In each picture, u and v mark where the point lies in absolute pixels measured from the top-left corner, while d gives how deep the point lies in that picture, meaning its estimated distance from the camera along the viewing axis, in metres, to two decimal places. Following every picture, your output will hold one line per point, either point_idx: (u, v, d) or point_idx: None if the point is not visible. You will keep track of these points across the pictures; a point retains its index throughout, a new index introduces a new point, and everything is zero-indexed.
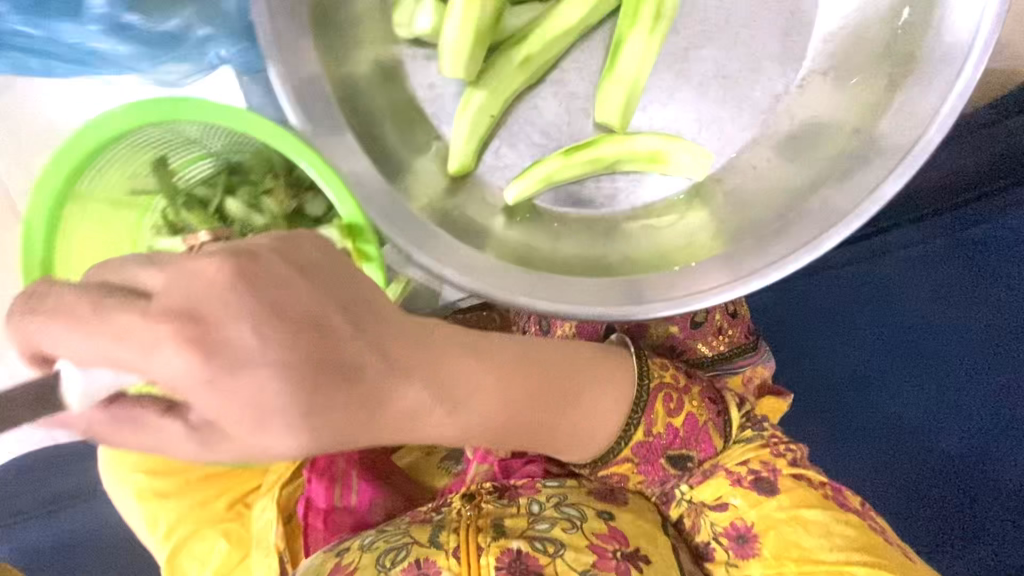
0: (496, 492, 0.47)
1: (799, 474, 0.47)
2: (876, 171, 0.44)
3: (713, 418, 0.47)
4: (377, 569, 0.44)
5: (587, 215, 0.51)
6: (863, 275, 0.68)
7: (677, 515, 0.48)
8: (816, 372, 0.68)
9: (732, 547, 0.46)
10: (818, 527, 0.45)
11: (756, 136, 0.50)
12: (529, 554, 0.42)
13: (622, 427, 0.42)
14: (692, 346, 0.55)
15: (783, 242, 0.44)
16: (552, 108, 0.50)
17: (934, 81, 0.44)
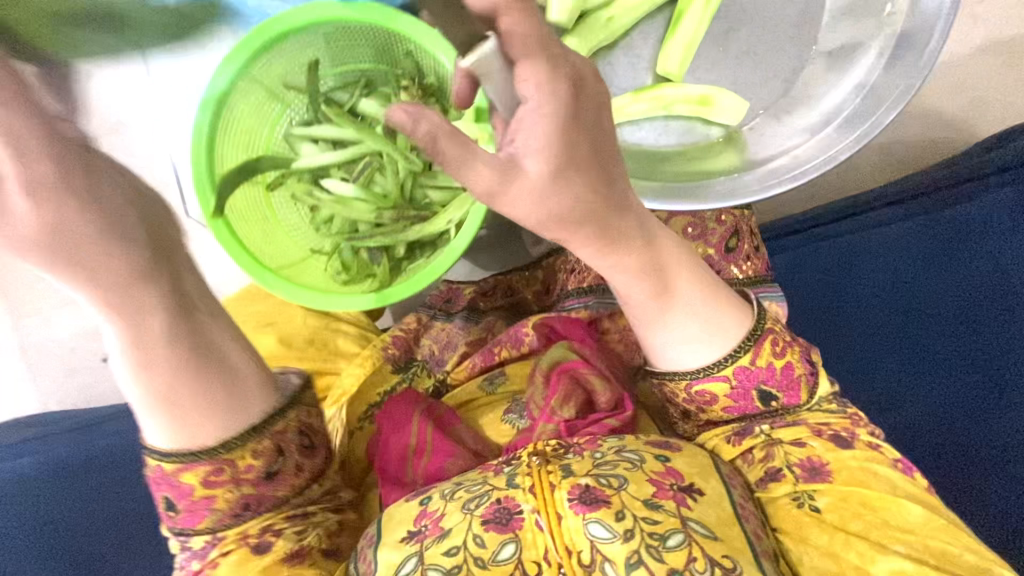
0: (562, 448, 0.53)
1: (876, 446, 0.59)
2: (841, 143, 0.69)
3: (806, 374, 0.61)
4: (459, 510, 0.50)
5: (649, 148, 0.76)
6: (868, 251, 0.85)
7: (755, 445, 0.61)
8: (836, 325, 0.84)
9: (803, 474, 0.59)
10: (886, 481, 0.57)
11: (780, 109, 0.74)
12: (596, 487, 0.48)
13: (735, 347, 0.59)
14: (726, 269, 0.76)
15: (776, 174, 0.69)
16: (622, 66, 0.77)
17: (892, 96, 0.68)
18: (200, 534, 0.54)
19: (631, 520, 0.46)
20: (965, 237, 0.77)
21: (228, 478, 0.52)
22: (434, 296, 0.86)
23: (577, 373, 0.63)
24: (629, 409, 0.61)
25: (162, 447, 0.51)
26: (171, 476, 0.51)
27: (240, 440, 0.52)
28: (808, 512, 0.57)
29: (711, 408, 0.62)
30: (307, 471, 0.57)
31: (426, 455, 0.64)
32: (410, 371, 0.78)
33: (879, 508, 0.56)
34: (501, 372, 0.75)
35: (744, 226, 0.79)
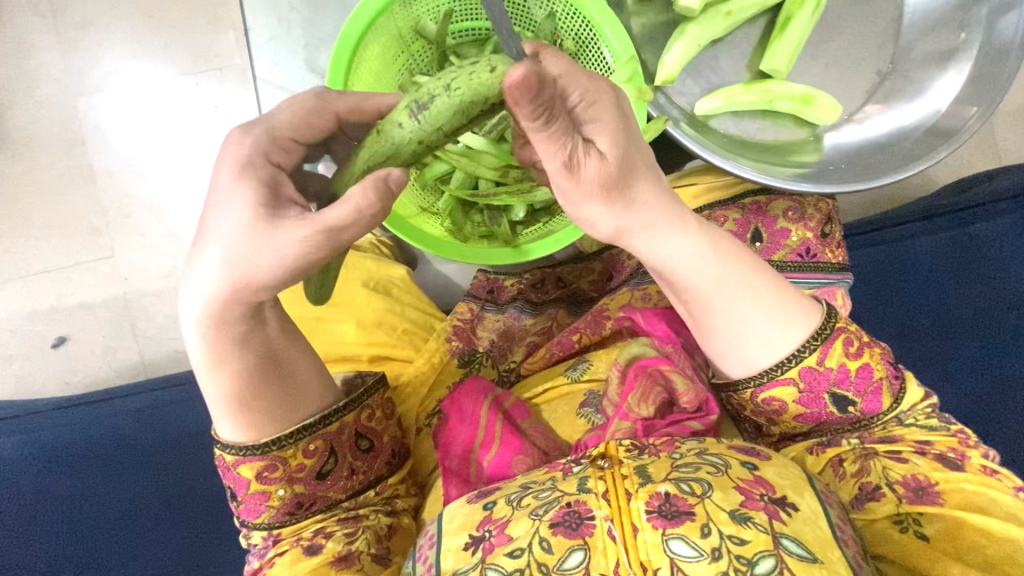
0: (637, 449, 0.50)
1: (990, 470, 0.54)
2: (923, 151, 0.72)
3: (888, 377, 0.56)
4: (527, 514, 0.47)
5: (738, 138, 0.76)
6: (926, 247, 0.85)
7: (843, 458, 0.56)
8: (904, 323, 0.83)
9: (907, 494, 0.53)
10: (1002, 509, 0.52)
11: (857, 118, 0.77)
12: (676, 495, 0.44)
13: (800, 344, 0.54)
14: (814, 247, 0.71)
15: (865, 174, 0.71)
16: (725, 62, 0.76)
17: (961, 111, 0.73)
18: (259, 528, 0.56)
19: (717, 537, 0.42)
20: (993, 244, 0.83)
21: (282, 475, 0.54)
22: (474, 286, 0.82)
23: (658, 372, 0.59)
24: (716, 411, 0.58)
25: (230, 438, 0.53)
26: (229, 469, 0.54)
27: (290, 440, 0.53)
28: (913, 538, 0.52)
29: (783, 417, 0.57)
30: (362, 474, 0.59)
31: (490, 450, 0.62)
32: (474, 363, 0.75)
33: (999, 539, 0.50)
34: (585, 359, 0.71)
35: (836, 216, 0.74)
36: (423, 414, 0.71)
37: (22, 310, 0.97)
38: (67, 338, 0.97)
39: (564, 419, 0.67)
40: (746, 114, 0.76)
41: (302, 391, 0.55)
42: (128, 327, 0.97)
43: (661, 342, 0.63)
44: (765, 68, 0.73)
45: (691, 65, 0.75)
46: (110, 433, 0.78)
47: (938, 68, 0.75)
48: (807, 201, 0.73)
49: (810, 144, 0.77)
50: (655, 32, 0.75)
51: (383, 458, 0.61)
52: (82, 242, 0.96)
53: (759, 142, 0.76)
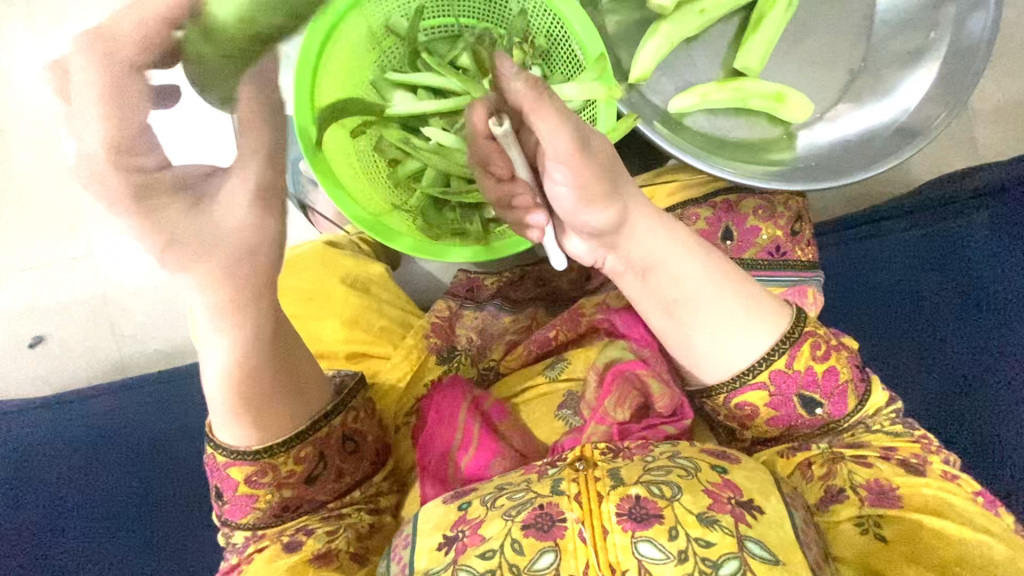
0: (610, 452, 0.51)
1: (950, 476, 0.56)
2: (889, 151, 0.74)
3: (855, 380, 0.58)
4: (501, 516, 0.48)
5: (712, 134, 0.76)
6: (898, 238, 0.89)
7: (812, 459, 0.58)
8: (876, 312, 0.86)
9: (870, 496, 0.55)
10: (960, 511, 0.54)
11: (828, 114, 0.78)
12: (647, 497, 0.45)
13: (769, 347, 0.55)
14: (790, 249, 0.72)
15: (830, 173, 0.73)
16: (698, 59, 0.77)
17: (928, 112, 0.75)
18: (243, 528, 0.56)
19: (683, 539, 0.43)
20: (958, 238, 0.87)
21: (270, 480, 0.54)
22: (454, 285, 0.83)
23: (634, 376, 0.59)
24: (689, 416, 0.58)
25: (231, 442, 0.52)
26: (218, 470, 0.54)
27: (286, 445, 0.53)
28: (874, 539, 0.54)
29: (754, 422, 0.58)
30: (347, 477, 0.59)
31: (468, 451, 0.62)
32: (453, 361, 0.74)
33: (954, 542, 0.52)
34: (563, 358, 0.71)
35: (806, 215, 0.76)
36: (402, 411, 0.71)
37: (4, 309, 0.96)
38: (44, 337, 0.96)
39: (541, 419, 0.67)
40: (721, 112, 0.77)
41: (303, 394, 0.54)
42: (106, 325, 0.96)
43: (640, 346, 0.63)
44: (739, 65, 0.74)
45: (666, 63, 0.76)
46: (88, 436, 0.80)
47: (908, 66, 0.76)
48: (777, 201, 0.74)
49: (784, 141, 0.78)
50: (636, 34, 0.76)
51: (368, 460, 0.61)
52: (54, 238, 0.93)
53: (734, 139, 0.77)
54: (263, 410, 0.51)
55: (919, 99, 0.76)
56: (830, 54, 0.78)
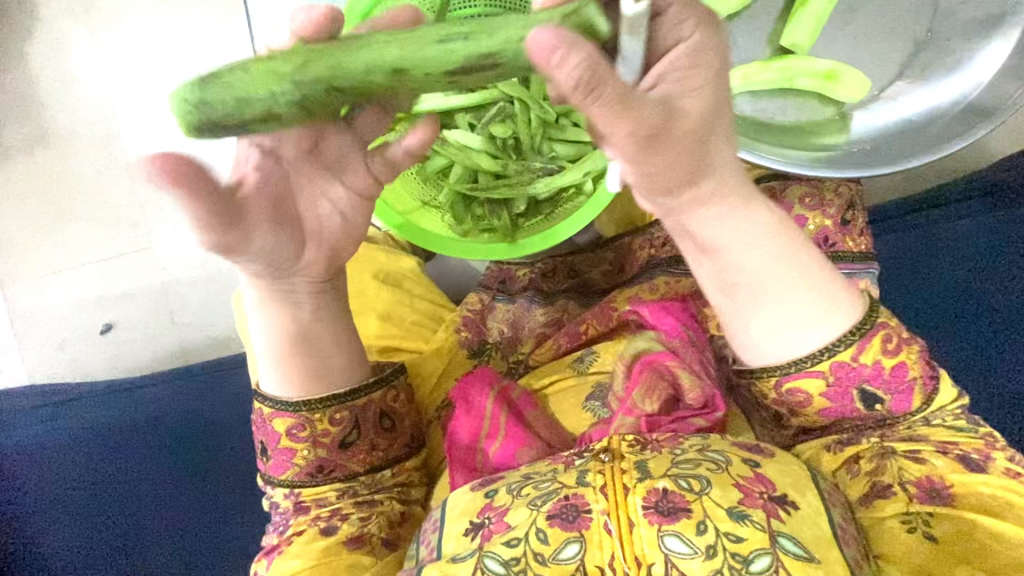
0: (639, 445, 0.50)
1: (1013, 472, 0.52)
2: (953, 135, 0.69)
3: (922, 377, 0.55)
4: (528, 506, 0.48)
5: (756, 118, 0.74)
6: (964, 228, 0.84)
7: (861, 455, 0.55)
8: (946, 308, 0.81)
9: (920, 494, 0.52)
10: (1018, 509, 0.51)
11: (883, 93, 0.74)
12: (674, 491, 0.44)
13: (838, 337, 0.52)
14: (839, 242, 0.69)
15: (887, 160, 0.69)
16: (743, 37, 0.74)
17: (996, 90, 0.70)
18: (281, 486, 0.59)
19: (712, 534, 0.42)
20: None
21: (308, 435, 0.57)
22: (487, 275, 0.83)
23: (661, 366, 0.60)
24: (721, 407, 0.57)
25: (270, 394, 0.56)
26: (264, 423, 0.57)
27: (324, 403, 0.56)
28: (923, 540, 0.51)
29: (804, 410, 0.56)
30: (381, 451, 0.61)
31: (496, 443, 0.63)
32: (484, 355, 0.77)
33: (1014, 544, 0.49)
34: (590, 351, 0.72)
35: (859, 202, 0.72)
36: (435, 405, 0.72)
37: (67, 300, 1.01)
38: (115, 323, 1.01)
39: (570, 411, 0.67)
40: (764, 94, 0.74)
41: (329, 364, 0.56)
42: (166, 312, 1.01)
43: (669, 336, 0.64)
44: (785, 42, 0.72)
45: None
46: (133, 422, 0.82)
47: (977, 38, 0.72)
48: (825, 187, 0.72)
49: (837, 123, 0.75)
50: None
51: (403, 441, 0.63)
52: (115, 231, 1.00)
53: (780, 122, 0.74)
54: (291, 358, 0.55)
55: (992, 74, 0.71)
56: (892, 26, 0.73)
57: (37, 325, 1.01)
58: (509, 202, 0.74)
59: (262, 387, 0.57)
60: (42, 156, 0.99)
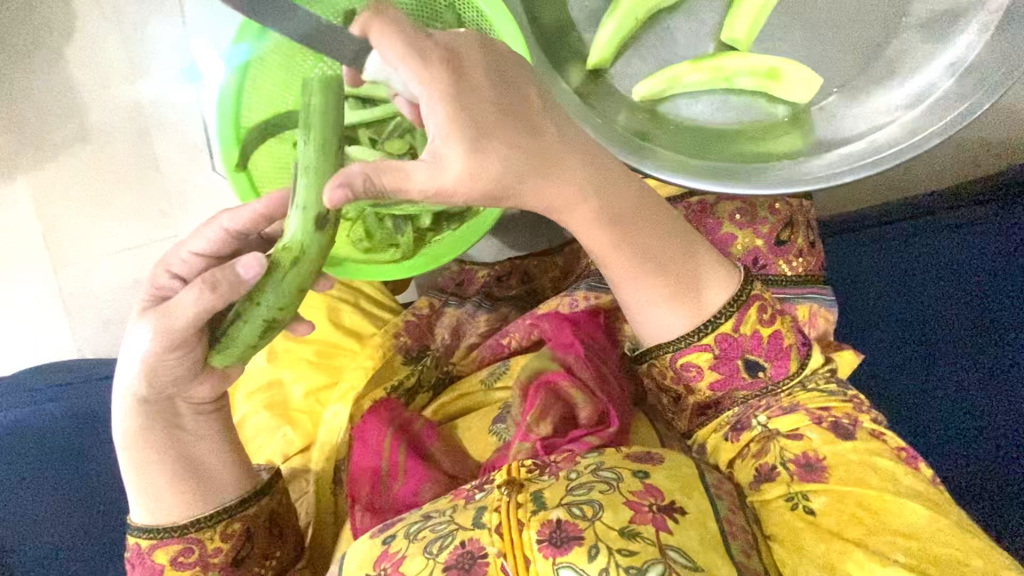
0: (537, 469, 0.51)
1: (876, 432, 0.56)
2: (893, 150, 0.69)
3: (796, 343, 0.59)
4: (424, 554, 0.46)
5: (694, 125, 0.76)
6: (907, 255, 0.83)
7: (749, 440, 0.58)
8: (884, 341, 0.82)
9: (798, 470, 0.55)
10: (886, 473, 0.54)
11: (839, 95, 0.74)
12: (567, 520, 0.44)
13: (719, 308, 0.57)
14: (775, 263, 0.76)
15: (813, 172, 0.70)
16: (680, 29, 0.76)
17: (947, 104, 0.69)
18: None
19: (605, 557, 0.42)
20: (984, 250, 0.80)
21: (196, 559, 0.57)
22: (448, 277, 0.93)
23: (556, 386, 0.60)
24: (615, 423, 0.58)
25: (142, 523, 0.57)
26: (144, 557, 0.56)
27: (210, 520, 0.57)
28: (802, 514, 0.53)
29: (698, 386, 0.59)
30: (276, 559, 0.61)
31: (399, 478, 0.63)
32: (422, 360, 0.82)
33: (880, 511, 0.52)
34: (503, 366, 0.76)
35: (800, 218, 0.78)
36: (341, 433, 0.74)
37: (116, 282, 1.05)
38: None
39: (476, 436, 0.69)
40: (704, 94, 0.76)
41: (213, 487, 0.58)
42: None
43: (565, 352, 0.63)
44: (725, 38, 0.73)
45: (638, 41, 0.76)
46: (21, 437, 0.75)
47: (941, 41, 0.70)
48: (757, 204, 0.77)
49: (787, 124, 0.76)
50: (596, 11, 0.76)
51: (293, 545, 0.63)
52: (146, 223, 1.04)
53: (719, 126, 0.76)
54: (169, 487, 0.57)
55: (947, 84, 0.70)
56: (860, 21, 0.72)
57: (84, 303, 1.06)
58: (416, 219, 0.76)
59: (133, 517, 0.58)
60: (81, 153, 1.02)
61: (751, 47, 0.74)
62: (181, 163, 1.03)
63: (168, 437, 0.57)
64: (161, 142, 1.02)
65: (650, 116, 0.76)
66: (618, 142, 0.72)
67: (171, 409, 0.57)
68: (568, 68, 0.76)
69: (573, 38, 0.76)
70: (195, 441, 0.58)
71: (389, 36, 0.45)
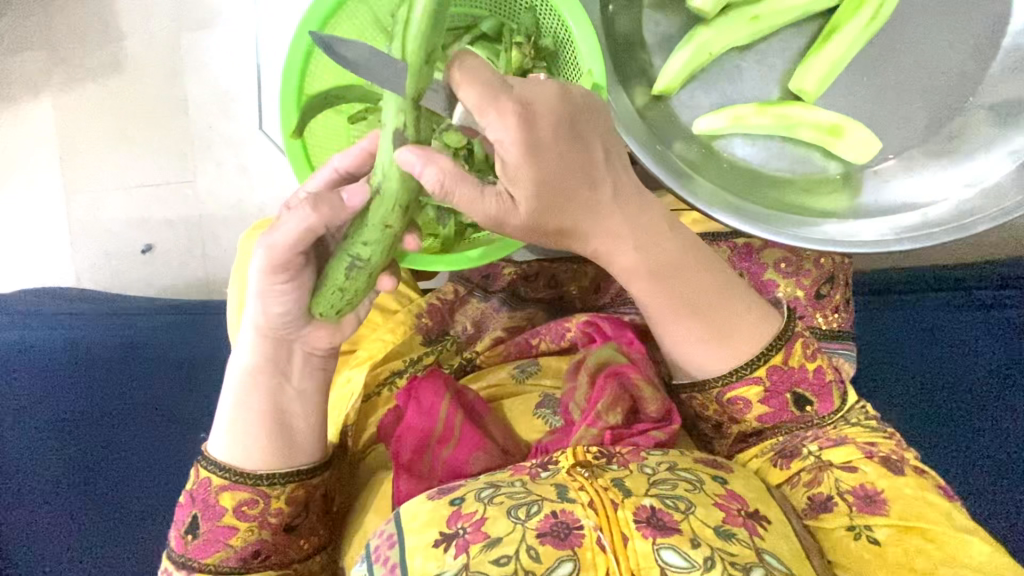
0: (603, 457, 0.52)
1: (922, 470, 0.59)
2: (948, 224, 0.72)
3: (835, 377, 0.62)
4: (509, 519, 0.47)
5: (751, 167, 0.79)
6: (932, 322, 0.88)
7: (800, 469, 0.60)
8: (912, 399, 0.85)
9: (857, 502, 0.57)
10: (939, 508, 0.56)
11: (895, 162, 0.77)
12: (662, 509, 0.46)
13: (771, 341, 0.58)
14: (812, 315, 0.75)
15: (870, 235, 0.73)
16: (749, 70, 0.79)
17: (1003, 187, 0.72)
18: (204, 569, 0.60)
19: (708, 548, 0.43)
20: (997, 325, 0.87)
21: (258, 513, 0.61)
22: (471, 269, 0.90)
23: (624, 379, 0.62)
24: (677, 420, 0.61)
25: (220, 460, 0.61)
26: (209, 495, 0.60)
27: (286, 479, 0.61)
28: (867, 545, 0.56)
29: (744, 418, 0.60)
30: (319, 537, 0.66)
31: (450, 445, 0.63)
32: (440, 344, 0.82)
33: (944, 543, 0.55)
34: (533, 364, 0.78)
35: (843, 275, 0.77)
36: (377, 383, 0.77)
37: (121, 216, 1.08)
38: (154, 246, 1.09)
39: (519, 416, 0.70)
40: (762, 138, 0.79)
41: (295, 446, 0.63)
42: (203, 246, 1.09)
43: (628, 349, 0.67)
44: (793, 86, 0.77)
45: (706, 77, 0.79)
46: (122, 413, 0.85)
47: (1005, 125, 0.74)
48: (805, 256, 0.76)
49: (839, 181, 0.79)
50: (669, 39, 0.78)
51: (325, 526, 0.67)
52: (170, 165, 1.06)
53: (770, 172, 0.79)
54: (258, 431, 0.61)
55: (1004, 171, 0.73)
56: (919, 100, 0.76)
57: (99, 232, 1.09)
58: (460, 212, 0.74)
59: (211, 452, 0.62)
60: (115, 83, 1.05)
61: (817, 101, 0.77)
62: (210, 112, 1.04)
63: (273, 387, 0.62)
64: (197, 89, 1.04)
65: (704, 151, 0.79)
66: (678, 174, 0.74)
67: (286, 356, 0.62)
68: (633, 89, 0.78)
69: (640, 59, 0.78)
70: (293, 397, 0.63)
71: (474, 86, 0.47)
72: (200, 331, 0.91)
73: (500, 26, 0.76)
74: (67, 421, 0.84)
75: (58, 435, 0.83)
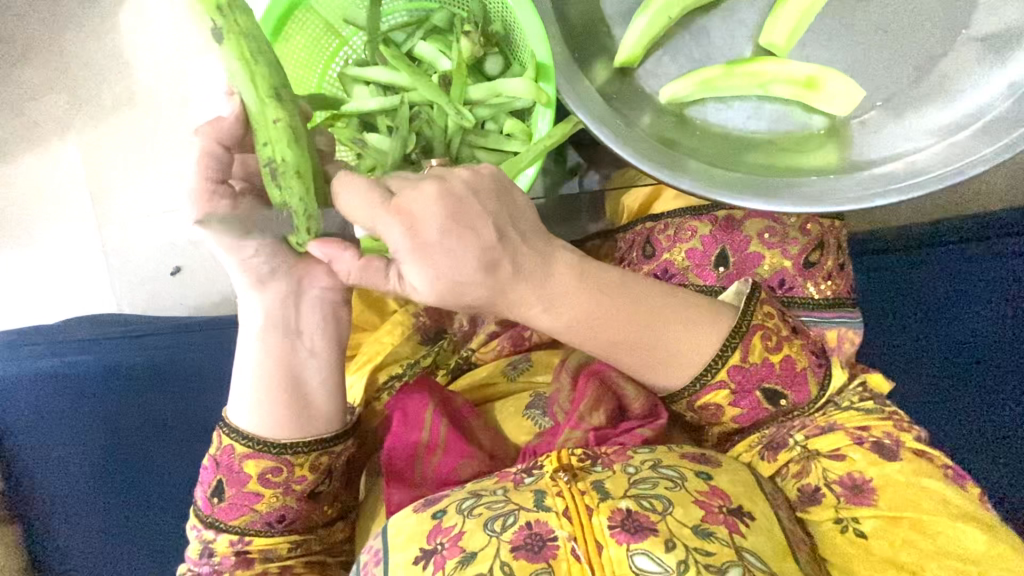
0: (588, 459, 0.51)
1: (921, 452, 0.56)
2: (939, 174, 0.67)
3: (810, 366, 0.58)
4: (486, 533, 0.46)
5: (727, 132, 0.75)
6: (939, 282, 0.86)
7: (790, 460, 0.58)
8: (916, 363, 0.84)
9: (844, 492, 0.56)
10: (936, 493, 0.54)
11: (878, 110, 0.73)
12: (639, 511, 0.45)
13: (720, 346, 0.55)
14: (801, 286, 0.72)
15: (856, 190, 0.68)
16: (718, 28, 0.75)
17: (999, 132, 0.67)
18: (229, 532, 0.62)
19: (682, 550, 0.43)
20: (1006, 282, 0.84)
21: (282, 480, 0.61)
22: None
23: (604, 375, 0.61)
24: (664, 417, 0.59)
25: (243, 429, 0.61)
26: (232, 461, 0.60)
27: (308, 447, 0.62)
28: (852, 538, 0.54)
29: (719, 420, 0.59)
30: (342, 503, 0.67)
31: (438, 452, 0.63)
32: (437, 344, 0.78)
33: (931, 532, 0.53)
34: (525, 358, 0.75)
35: (831, 243, 0.74)
36: (374, 388, 0.74)
37: (145, 242, 1.09)
38: (182, 267, 1.09)
39: (508, 419, 0.69)
40: (735, 99, 0.75)
41: (314, 417, 0.62)
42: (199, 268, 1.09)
43: None
44: (763, 42, 0.73)
45: (671, 43, 0.75)
46: (141, 421, 0.86)
47: (997, 63, 0.69)
48: (788, 224, 0.74)
49: (825, 136, 0.75)
50: (631, 6, 0.74)
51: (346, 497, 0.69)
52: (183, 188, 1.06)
53: (750, 134, 0.75)
54: (277, 402, 0.61)
55: (996, 112, 0.68)
56: (907, 41, 0.72)
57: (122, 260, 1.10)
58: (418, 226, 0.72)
59: (233, 419, 0.61)
60: (125, 116, 1.04)
61: (791, 53, 0.73)
62: None
63: (287, 350, 0.61)
64: (198, 108, 1.03)
65: (677, 120, 0.76)
66: (647, 147, 0.70)
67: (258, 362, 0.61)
68: (593, 66, 0.75)
69: (602, 32, 0.75)
70: (307, 362, 0.62)
71: (357, 192, 0.48)
72: (204, 340, 0.90)
73: (451, 17, 0.75)
74: (88, 426, 0.84)
75: (76, 446, 0.84)
